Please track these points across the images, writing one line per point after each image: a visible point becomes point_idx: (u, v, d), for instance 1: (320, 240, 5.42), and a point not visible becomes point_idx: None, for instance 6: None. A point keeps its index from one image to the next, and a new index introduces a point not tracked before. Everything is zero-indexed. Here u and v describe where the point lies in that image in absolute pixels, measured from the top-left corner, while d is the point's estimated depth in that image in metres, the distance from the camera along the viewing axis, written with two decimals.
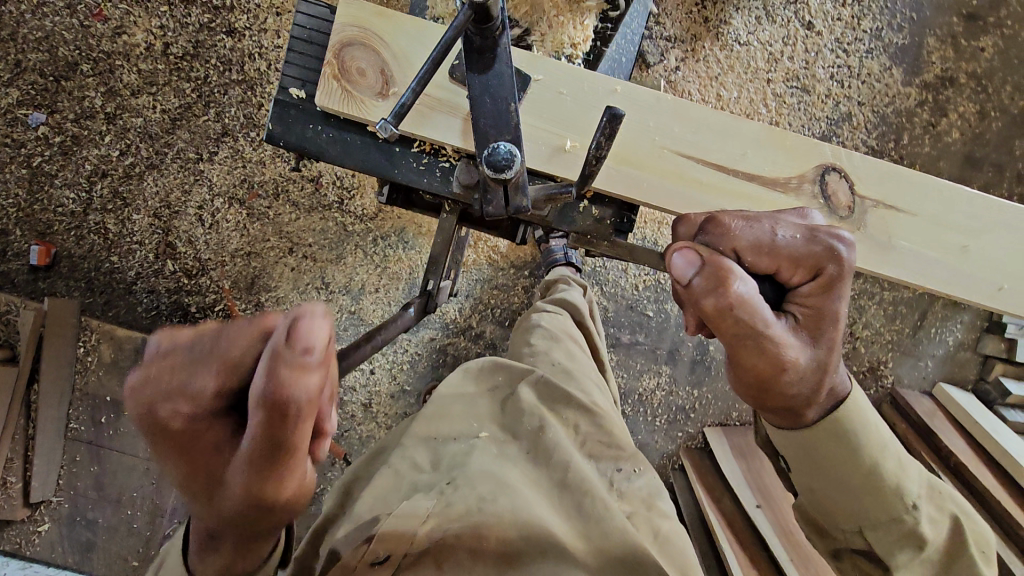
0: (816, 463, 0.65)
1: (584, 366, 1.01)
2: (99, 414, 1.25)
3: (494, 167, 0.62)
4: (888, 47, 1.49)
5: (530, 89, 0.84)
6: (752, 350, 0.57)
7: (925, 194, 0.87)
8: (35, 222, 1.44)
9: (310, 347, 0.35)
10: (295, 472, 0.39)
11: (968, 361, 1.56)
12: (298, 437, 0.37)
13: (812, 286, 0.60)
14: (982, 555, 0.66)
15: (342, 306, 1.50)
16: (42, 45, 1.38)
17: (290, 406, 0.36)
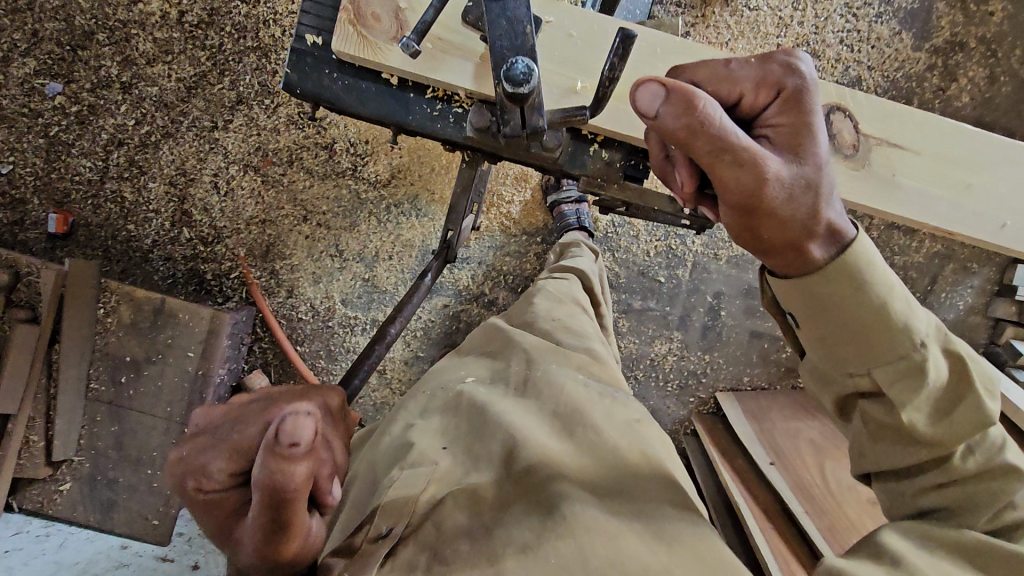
0: (827, 315, 0.60)
1: (588, 324, 1.03)
2: (118, 375, 1.26)
3: (512, 83, 0.64)
4: (898, 12, 1.49)
5: (542, 31, 0.85)
6: (734, 171, 0.53)
7: (928, 131, 0.88)
8: (52, 191, 1.46)
9: (295, 443, 0.50)
10: (295, 540, 0.53)
11: (977, 325, 1.57)
12: (293, 520, 0.52)
13: (777, 107, 0.59)
14: (989, 391, 0.61)
15: (357, 273, 1.51)
16: (59, 14, 1.39)
17: (282, 495, 0.50)
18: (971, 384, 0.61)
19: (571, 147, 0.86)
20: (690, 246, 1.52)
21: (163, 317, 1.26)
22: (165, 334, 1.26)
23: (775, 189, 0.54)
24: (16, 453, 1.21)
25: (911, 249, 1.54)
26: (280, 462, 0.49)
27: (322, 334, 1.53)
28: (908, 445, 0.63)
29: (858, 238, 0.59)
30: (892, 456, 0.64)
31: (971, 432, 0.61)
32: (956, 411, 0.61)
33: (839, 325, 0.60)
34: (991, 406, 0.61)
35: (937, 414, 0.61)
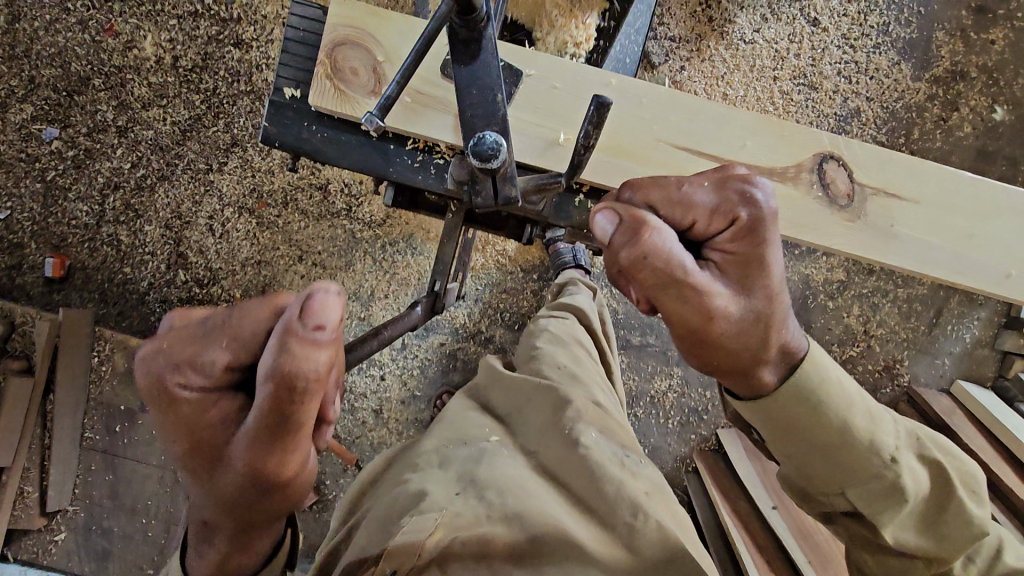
0: (788, 434, 0.61)
1: (591, 371, 0.98)
2: (113, 423, 1.25)
3: (480, 158, 0.61)
4: (896, 42, 1.47)
5: (522, 82, 0.86)
6: (674, 306, 0.53)
7: (929, 180, 0.86)
8: (49, 235, 1.46)
9: (321, 325, 0.47)
10: (297, 448, 0.52)
11: (986, 358, 1.53)
12: (298, 423, 0.50)
13: (731, 234, 0.55)
14: (967, 491, 0.67)
15: (352, 312, 1.51)
16: (56, 61, 1.40)
17: (301, 380, 0.47)
18: (949, 490, 0.66)
19: (557, 198, 0.86)
20: None
21: None
22: None
23: (718, 323, 0.54)
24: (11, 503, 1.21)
25: (914, 281, 1.51)
26: (305, 344, 0.47)
27: None
28: (906, 563, 0.66)
29: (812, 356, 0.60)
30: (886, 566, 0.68)
31: (960, 543, 0.66)
32: (947, 521, 0.66)
33: (803, 446, 0.62)
34: (976, 512, 0.66)
35: (925, 525, 0.66)
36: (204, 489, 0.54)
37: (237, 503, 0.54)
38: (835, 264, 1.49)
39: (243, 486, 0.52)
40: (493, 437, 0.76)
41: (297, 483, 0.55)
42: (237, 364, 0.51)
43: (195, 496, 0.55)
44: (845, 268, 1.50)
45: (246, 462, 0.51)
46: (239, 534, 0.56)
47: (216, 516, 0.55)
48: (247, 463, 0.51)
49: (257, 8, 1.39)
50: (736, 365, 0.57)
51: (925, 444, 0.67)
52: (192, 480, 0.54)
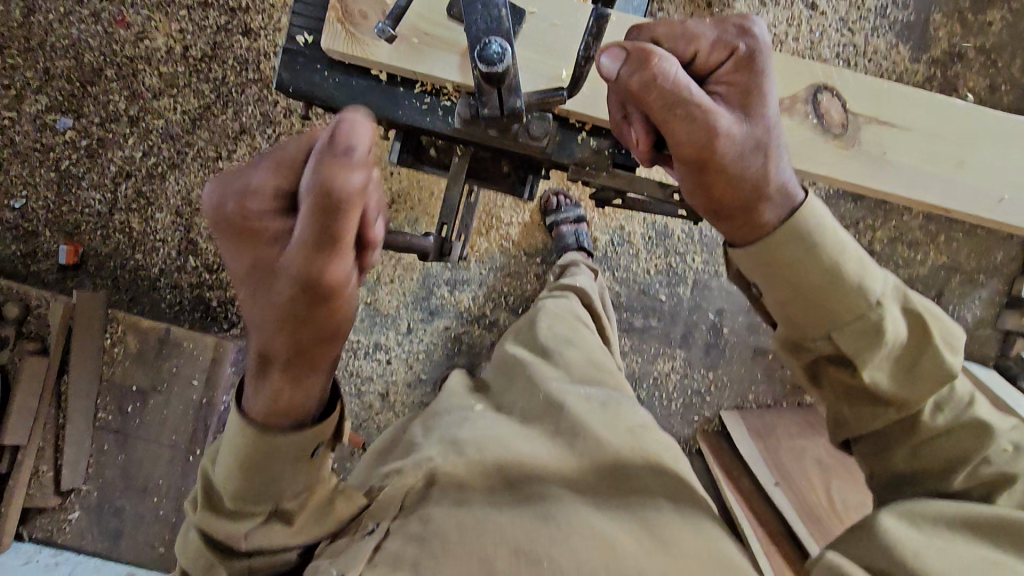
0: (785, 271, 0.66)
1: (587, 337, 1.04)
2: (125, 404, 1.28)
3: (486, 62, 0.67)
4: (894, 24, 1.49)
5: (525, 21, 0.87)
6: (682, 124, 0.63)
7: (918, 109, 0.89)
8: (63, 223, 1.50)
9: (351, 150, 0.42)
10: (342, 262, 0.48)
11: (987, 337, 1.54)
12: (342, 240, 0.46)
13: (726, 68, 0.68)
14: (948, 347, 0.69)
15: (358, 297, 1.53)
16: (69, 53, 1.44)
17: (338, 201, 0.43)
18: (927, 338, 0.68)
19: (560, 136, 0.88)
20: (690, 264, 1.52)
21: (167, 346, 1.28)
22: (169, 363, 1.28)
23: (722, 142, 0.63)
24: (26, 482, 1.23)
25: (915, 262, 1.52)
26: (339, 170, 0.42)
27: None
28: (875, 411, 0.70)
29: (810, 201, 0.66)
30: (859, 417, 0.71)
31: (932, 387, 0.68)
32: (923, 374, 0.69)
33: (792, 290, 0.66)
34: (951, 362, 0.68)
35: (901, 372, 0.69)
36: (257, 309, 0.53)
37: (295, 320, 0.51)
38: None
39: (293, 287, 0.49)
40: (475, 408, 0.91)
41: (342, 311, 0.52)
42: (288, 192, 0.49)
43: (251, 319, 0.54)
44: None
45: (297, 270, 0.48)
46: (288, 409, 0.59)
47: (262, 342, 0.54)
48: (297, 271, 0.48)
49: None
50: (744, 198, 0.66)
51: (909, 297, 0.69)
52: (248, 297, 0.52)
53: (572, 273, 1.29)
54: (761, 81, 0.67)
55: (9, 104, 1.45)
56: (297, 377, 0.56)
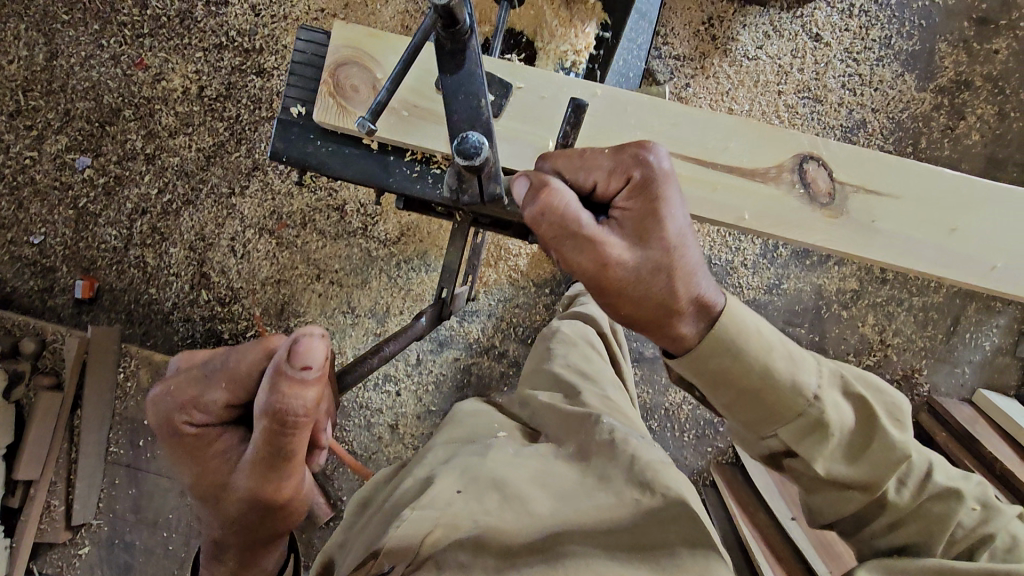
0: (721, 380, 0.66)
1: (603, 370, 1.04)
2: (136, 438, 1.29)
3: (466, 156, 0.64)
4: (899, 54, 1.49)
5: (514, 95, 0.89)
6: (571, 257, 0.61)
7: (910, 178, 0.89)
8: (80, 259, 1.53)
9: (305, 366, 0.62)
10: (291, 478, 0.70)
11: (1006, 366, 1.52)
12: (292, 455, 0.67)
13: (627, 192, 0.65)
14: (895, 426, 0.70)
15: (368, 328, 1.54)
16: (89, 94, 1.48)
17: (289, 419, 0.63)
18: (872, 423, 0.69)
19: None
20: None
21: None
22: None
23: (614, 270, 0.61)
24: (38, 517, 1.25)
25: (930, 290, 1.50)
26: (292, 384, 0.62)
27: None
28: (843, 493, 0.70)
29: (729, 312, 0.65)
30: (830, 499, 0.71)
31: (887, 470, 0.68)
32: (871, 450, 0.69)
33: (729, 394, 0.67)
34: (899, 438, 0.69)
35: (850, 454, 0.69)
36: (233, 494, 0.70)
37: (249, 525, 0.73)
38: (847, 273, 1.50)
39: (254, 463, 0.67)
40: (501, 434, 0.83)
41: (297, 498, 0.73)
42: (233, 402, 0.70)
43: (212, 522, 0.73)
44: (857, 277, 1.50)
45: (248, 490, 0.69)
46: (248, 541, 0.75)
47: (231, 525, 0.73)
48: (253, 486, 0.69)
49: (278, 38, 1.46)
50: (650, 318, 0.63)
51: (849, 386, 0.70)
52: (209, 503, 0.72)
53: (581, 304, 1.27)
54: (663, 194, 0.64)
55: (32, 144, 1.50)
56: (250, 558, 0.76)
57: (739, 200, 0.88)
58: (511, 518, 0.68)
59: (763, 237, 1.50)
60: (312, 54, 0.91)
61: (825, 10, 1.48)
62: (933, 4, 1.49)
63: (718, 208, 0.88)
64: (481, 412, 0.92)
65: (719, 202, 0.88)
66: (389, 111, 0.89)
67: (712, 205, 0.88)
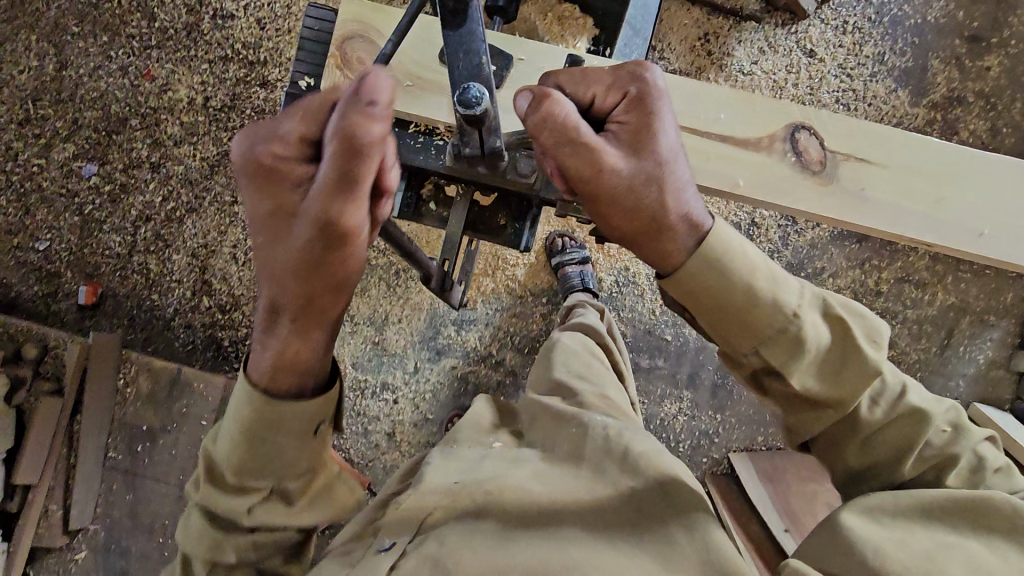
0: (704, 295, 0.66)
1: (603, 374, 1.04)
2: (134, 443, 1.29)
3: (465, 106, 0.63)
4: (892, 71, 1.52)
5: (513, 66, 0.94)
6: (565, 159, 0.64)
7: (896, 149, 0.94)
8: (84, 265, 1.55)
9: (373, 101, 0.52)
10: (357, 208, 0.60)
11: (1000, 379, 1.53)
12: (362, 183, 0.57)
13: (624, 109, 0.69)
14: (874, 349, 0.67)
15: (367, 336, 1.55)
16: (97, 104, 1.51)
17: (359, 147, 0.54)
18: (850, 338, 0.67)
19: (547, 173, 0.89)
20: None
21: (178, 386, 1.30)
22: (180, 404, 1.30)
23: (607, 178, 0.64)
24: (36, 521, 1.25)
25: (924, 302, 1.51)
26: (358, 121, 0.52)
27: None
28: (816, 411, 0.68)
29: (718, 229, 0.67)
30: (804, 418, 0.70)
31: (860, 385, 0.66)
32: (848, 371, 0.66)
33: (714, 308, 0.66)
34: (877, 358, 0.66)
35: (828, 373, 0.67)
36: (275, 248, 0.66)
37: (308, 262, 0.64)
38: (842, 285, 1.51)
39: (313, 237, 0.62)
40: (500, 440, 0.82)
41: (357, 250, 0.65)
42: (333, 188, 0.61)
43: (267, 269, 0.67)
44: (852, 290, 1.52)
45: (320, 210, 0.60)
46: (290, 364, 0.68)
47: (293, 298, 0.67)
48: (321, 209, 0.60)
49: (282, 51, 1.49)
50: (642, 225, 0.66)
51: (831, 306, 0.68)
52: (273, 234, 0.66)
53: (578, 313, 1.29)
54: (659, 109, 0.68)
55: (39, 152, 1.52)
56: (302, 330, 0.67)
57: (733, 167, 0.93)
58: (505, 495, 0.69)
59: (758, 248, 1.51)
60: (320, 32, 0.94)
61: (819, 26, 1.51)
62: (926, 22, 1.52)
63: (713, 176, 0.92)
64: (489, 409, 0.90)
65: (715, 169, 0.92)
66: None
67: (707, 171, 0.92)
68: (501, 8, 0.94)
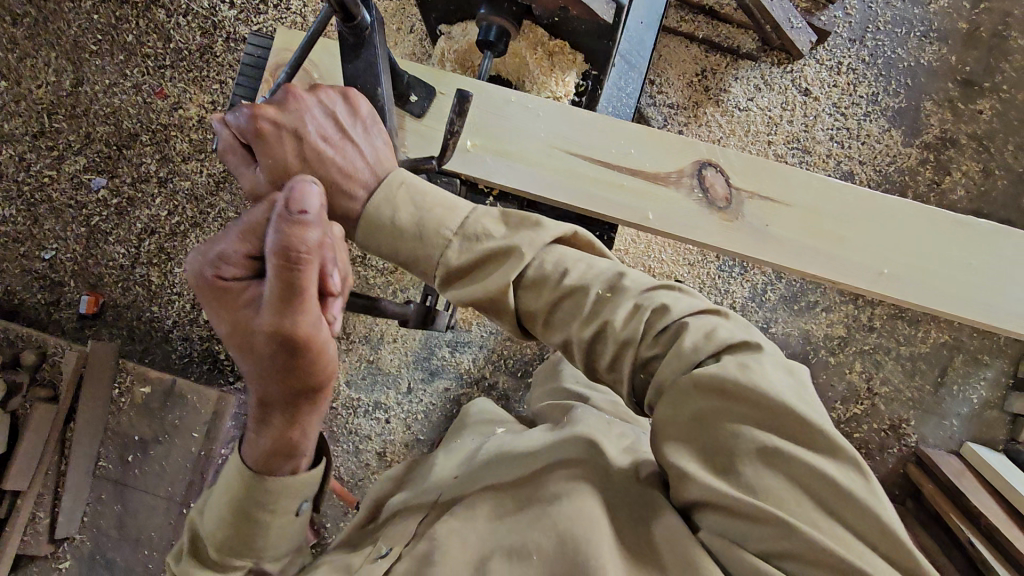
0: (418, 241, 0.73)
1: (611, 387, 1.09)
2: (126, 454, 1.30)
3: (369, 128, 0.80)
4: (886, 111, 1.55)
5: (438, 101, 0.99)
6: (238, 182, 0.80)
7: (796, 185, 1.00)
8: (87, 275, 1.58)
9: (304, 209, 0.56)
10: (307, 313, 0.60)
11: (995, 420, 1.52)
12: (305, 287, 0.58)
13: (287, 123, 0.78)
14: (671, 335, 0.66)
15: (362, 355, 1.56)
16: (110, 119, 1.56)
17: (296, 254, 0.56)
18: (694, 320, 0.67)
19: None
20: None
21: (172, 398, 1.31)
22: (173, 415, 1.31)
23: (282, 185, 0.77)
24: (23, 528, 1.26)
25: (917, 339, 1.52)
26: (291, 225, 0.56)
27: (326, 416, 1.55)
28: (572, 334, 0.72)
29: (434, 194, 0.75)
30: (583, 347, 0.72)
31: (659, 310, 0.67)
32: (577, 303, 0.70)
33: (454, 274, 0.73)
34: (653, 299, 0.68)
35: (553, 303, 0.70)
36: (250, 369, 0.64)
37: (280, 372, 0.63)
38: (835, 319, 1.52)
39: (264, 346, 0.61)
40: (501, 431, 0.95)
41: (324, 356, 0.63)
42: (254, 255, 0.63)
43: (249, 377, 0.65)
44: (845, 324, 1.52)
45: (271, 329, 0.60)
46: (279, 450, 0.69)
47: (264, 396, 0.66)
48: (273, 325, 0.60)
49: None
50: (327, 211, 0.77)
51: (668, 305, 0.67)
52: (241, 357, 0.64)
53: None
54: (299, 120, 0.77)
55: (52, 163, 1.56)
56: (294, 420, 0.67)
57: (643, 202, 0.99)
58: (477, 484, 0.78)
59: (752, 280, 1.52)
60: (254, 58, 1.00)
61: (814, 67, 1.55)
62: (919, 65, 1.56)
63: (624, 209, 0.98)
64: (485, 418, 1.04)
65: (626, 203, 0.98)
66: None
67: (619, 204, 0.98)
68: (493, 42, 0.94)
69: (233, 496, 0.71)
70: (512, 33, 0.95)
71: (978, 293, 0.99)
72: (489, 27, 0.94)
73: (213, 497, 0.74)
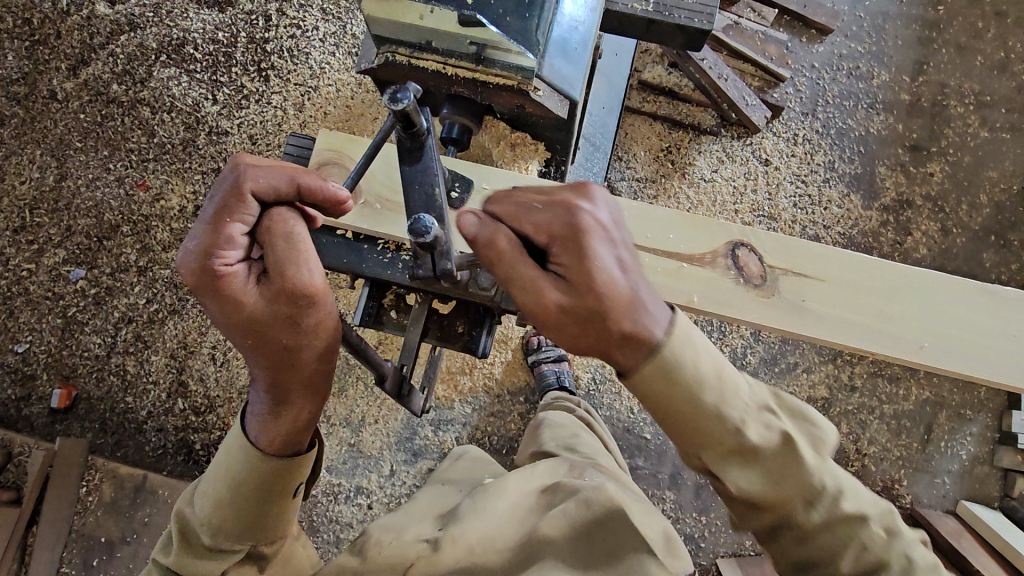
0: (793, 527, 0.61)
1: (595, 446, 1.07)
2: (91, 556, 1.24)
3: (416, 234, 0.63)
4: (843, 176, 1.63)
5: (478, 192, 0.98)
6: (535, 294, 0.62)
7: (832, 263, 0.99)
8: (61, 367, 1.55)
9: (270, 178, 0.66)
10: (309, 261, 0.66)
11: (986, 476, 1.51)
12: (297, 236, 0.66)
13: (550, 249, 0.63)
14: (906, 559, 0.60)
15: (343, 438, 1.52)
16: (92, 212, 1.59)
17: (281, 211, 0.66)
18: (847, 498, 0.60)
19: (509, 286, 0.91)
20: None
21: (143, 493, 1.27)
22: (143, 512, 1.26)
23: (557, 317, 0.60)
24: None
25: (899, 398, 1.52)
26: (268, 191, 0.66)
27: (305, 505, 1.49)
28: None
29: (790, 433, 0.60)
30: None
31: None
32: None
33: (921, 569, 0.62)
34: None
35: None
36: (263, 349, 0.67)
37: (293, 326, 0.66)
38: (817, 380, 1.52)
39: (271, 302, 0.65)
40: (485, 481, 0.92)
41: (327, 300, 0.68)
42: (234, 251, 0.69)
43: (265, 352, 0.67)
44: (827, 384, 1.53)
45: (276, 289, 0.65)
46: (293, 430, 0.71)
47: (275, 368, 0.68)
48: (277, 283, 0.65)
49: None
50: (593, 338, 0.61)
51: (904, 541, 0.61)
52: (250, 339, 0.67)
53: (557, 403, 1.28)
54: (590, 212, 0.64)
55: (31, 257, 1.57)
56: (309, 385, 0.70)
57: (688, 285, 0.97)
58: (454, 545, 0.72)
59: (732, 344, 1.54)
60: (297, 154, 1.02)
61: (772, 138, 1.63)
62: (869, 134, 1.65)
63: (666, 290, 0.97)
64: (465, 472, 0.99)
65: (669, 285, 0.97)
66: (363, 205, 0.99)
67: (662, 285, 0.97)
68: (456, 138, 0.97)
69: (238, 472, 0.71)
70: (475, 130, 0.98)
71: (1004, 361, 0.96)
72: (451, 125, 0.97)
73: (206, 479, 0.72)
